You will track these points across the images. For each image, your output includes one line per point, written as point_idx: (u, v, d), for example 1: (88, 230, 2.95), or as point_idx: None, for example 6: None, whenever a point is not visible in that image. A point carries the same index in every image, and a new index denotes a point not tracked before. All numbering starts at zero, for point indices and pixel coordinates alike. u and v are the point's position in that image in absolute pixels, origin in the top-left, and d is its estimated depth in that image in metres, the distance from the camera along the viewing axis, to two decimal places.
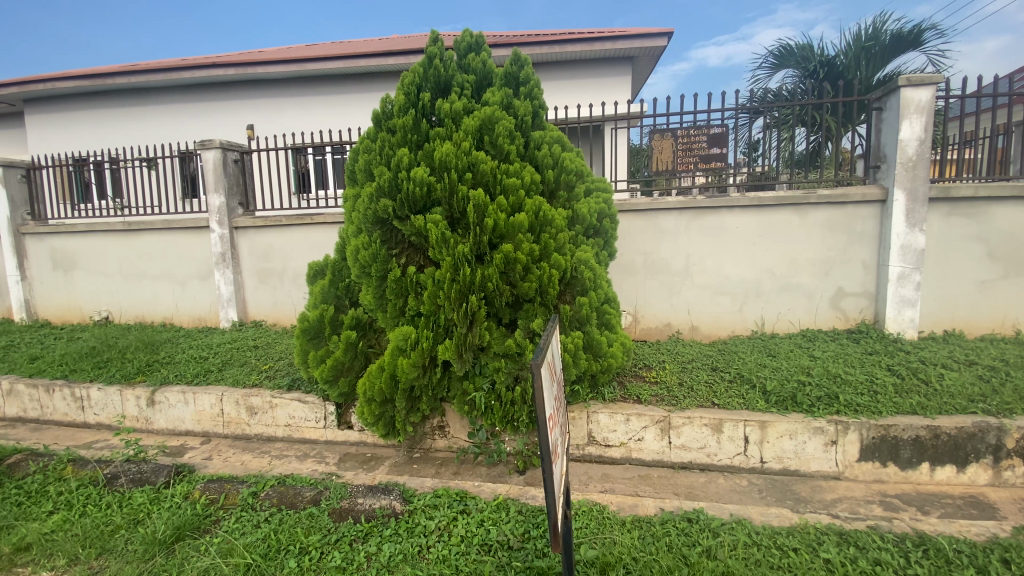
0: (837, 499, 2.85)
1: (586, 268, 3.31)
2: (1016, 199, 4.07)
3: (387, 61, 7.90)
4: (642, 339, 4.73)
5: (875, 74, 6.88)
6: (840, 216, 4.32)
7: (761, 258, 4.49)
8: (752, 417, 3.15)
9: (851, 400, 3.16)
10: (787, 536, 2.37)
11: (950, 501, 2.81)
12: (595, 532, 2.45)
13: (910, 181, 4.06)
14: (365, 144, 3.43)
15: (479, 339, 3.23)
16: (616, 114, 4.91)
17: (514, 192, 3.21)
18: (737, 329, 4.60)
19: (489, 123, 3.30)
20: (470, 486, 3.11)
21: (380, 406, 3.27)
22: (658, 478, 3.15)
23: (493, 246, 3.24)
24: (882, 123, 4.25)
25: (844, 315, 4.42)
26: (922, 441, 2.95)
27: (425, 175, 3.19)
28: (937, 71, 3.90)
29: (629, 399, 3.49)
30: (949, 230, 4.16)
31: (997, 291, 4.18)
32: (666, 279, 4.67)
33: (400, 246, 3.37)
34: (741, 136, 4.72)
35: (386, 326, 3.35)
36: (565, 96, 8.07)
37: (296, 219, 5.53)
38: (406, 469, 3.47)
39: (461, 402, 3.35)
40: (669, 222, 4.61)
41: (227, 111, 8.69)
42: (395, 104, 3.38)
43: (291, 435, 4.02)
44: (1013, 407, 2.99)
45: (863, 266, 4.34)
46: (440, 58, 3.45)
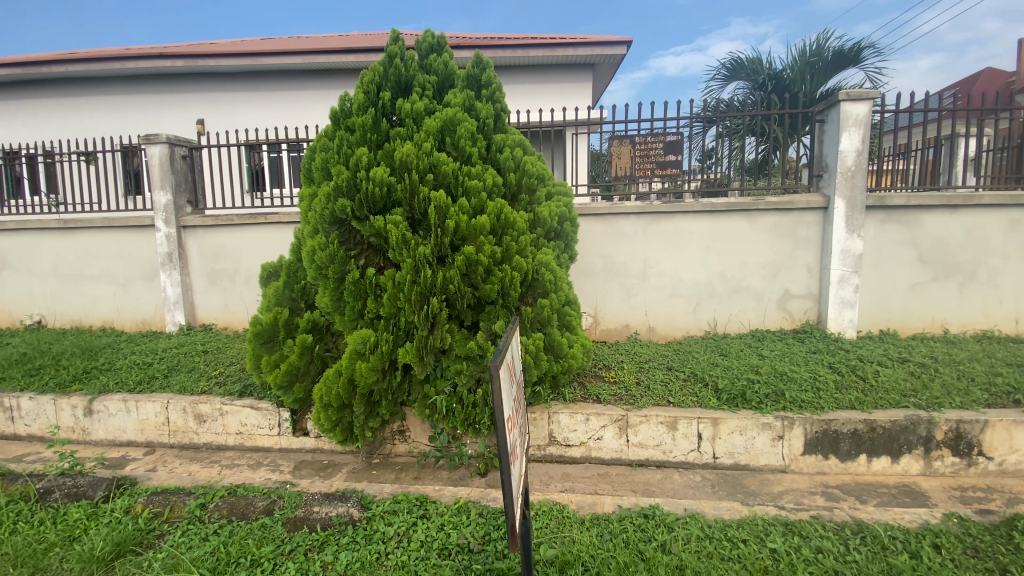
0: (784, 491, 2.99)
1: (548, 270, 3.34)
2: (944, 207, 4.38)
3: (348, 58, 7.74)
4: (601, 340, 4.83)
5: (819, 88, 7.28)
6: (786, 222, 4.54)
7: (714, 261, 4.66)
8: (705, 414, 3.27)
9: (796, 396, 3.32)
10: (737, 528, 2.46)
11: (885, 490, 3.00)
12: (555, 532, 2.48)
13: (849, 190, 4.33)
14: (322, 142, 3.35)
15: (441, 341, 3.20)
16: (577, 119, 4.99)
17: (476, 194, 3.21)
18: (692, 330, 4.76)
19: (451, 124, 3.29)
20: (430, 490, 3.07)
21: (337, 412, 3.19)
22: (616, 476, 3.21)
23: (455, 247, 3.23)
24: (824, 135, 4.51)
25: (791, 316, 4.65)
26: (860, 434, 3.13)
27: (385, 175, 3.14)
28: (873, 87, 4.17)
29: (588, 399, 3.55)
30: (884, 236, 4.45)
31: (927, 293, 4.48)
32: (624, 281, 4.78)
33: (359, 247, 3.31)
34: (695, 144, 4.89)
35: (344, 329, 3.26)
36: (527, 100, 8.13)
37: (249, 219, 5.33)
38: (365, 475, 3.40)
39: (421, 406, 3.30)
40: (627, 226, 4.72)
41: (176, 105, 8.28)
42: (354, 102, 3.32)
43: (243, 444, 3.86)
44: (941, 401, 3.22)
45: (807, 270, 4.58)
46: (401, 58, 3.43)
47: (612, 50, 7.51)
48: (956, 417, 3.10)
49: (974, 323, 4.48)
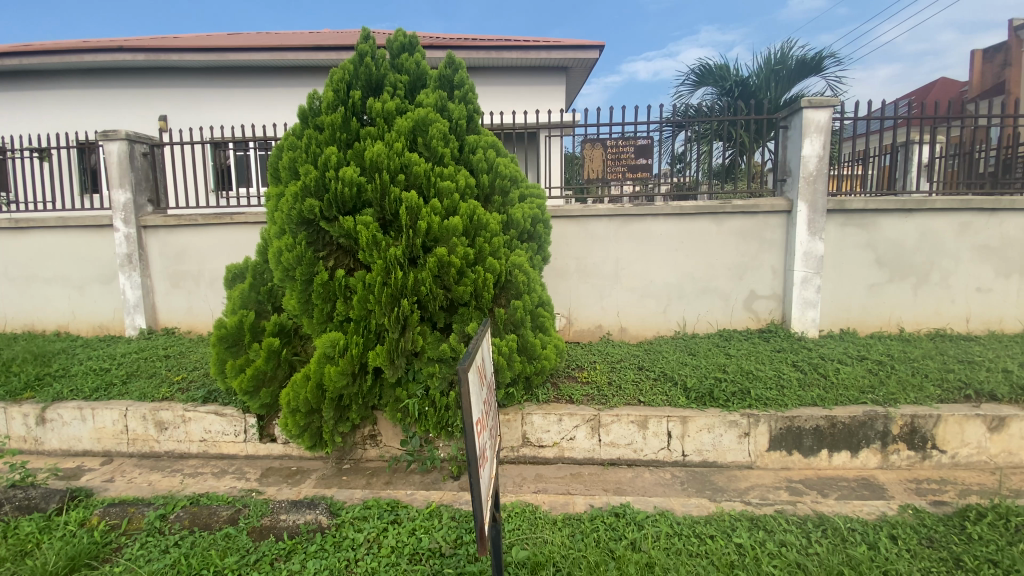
0: (750, 487, 3.06)
1: (520, 272, 3.33)
2: (899, 211, 4.58)
3: (318, 56, 7.60)
4: (575, 341, 4.86)
5: (783, 95, 7.52)
6: (752, 225, 4.67)
7: (684, 263, 4.75)
8: (675, 413, 3.33)
9: (761, 394, 3.42)
10: (705, 524, 2.51)
11: (845, 483, 3.11)
12: (527, 533, 2.48)
13: (811, 194, 4.48)
14: (290, 141, 3.28)
15: (412, 344, 3.16)
16: (550, 122, 5.03)
17: (448, 195, 3.19)
18: (662, 330, 4.84)
19: (423, 125, 3.26)
20: (402, 494, 3.03)
21: (305, 417, 3.12)
22: (588, 476, 3.23)
23: (427, 249, 3.19)
24: (788, 141, 4.66)
25: (756, 316, 4.78)
26: (821, 430, 3.24)
27: (354, 175, 3.09)
28: (834, 95, 4.33)
29: (561, 399, 3.56)
30: (844, 238, 4.62)
31: (884, 293, 4.67)
32: (596, 282, 4.83)
33: (328, 248, 3.25)
34: (665, 148, 4.99)
35: (312, 332, 3.19)
36: (501, 102, 8.13)
37: (214, 218, 5.16)
38: (335, 481, 3.33)
39: (393, 410, 3.26)
40: (600, 228, 4.77)
41: (136, 101, 7.97)
42: (323, 101, 3.26)
43: (207, 451, 3.73)
44: (897, 397, 3.36)
45: (772, 271, 4.72)
46: (371, 56, 3.38)
47: (584, 54, 7.59)
48: (911, 412, 3.24)
49: (927, 322, 4.69)
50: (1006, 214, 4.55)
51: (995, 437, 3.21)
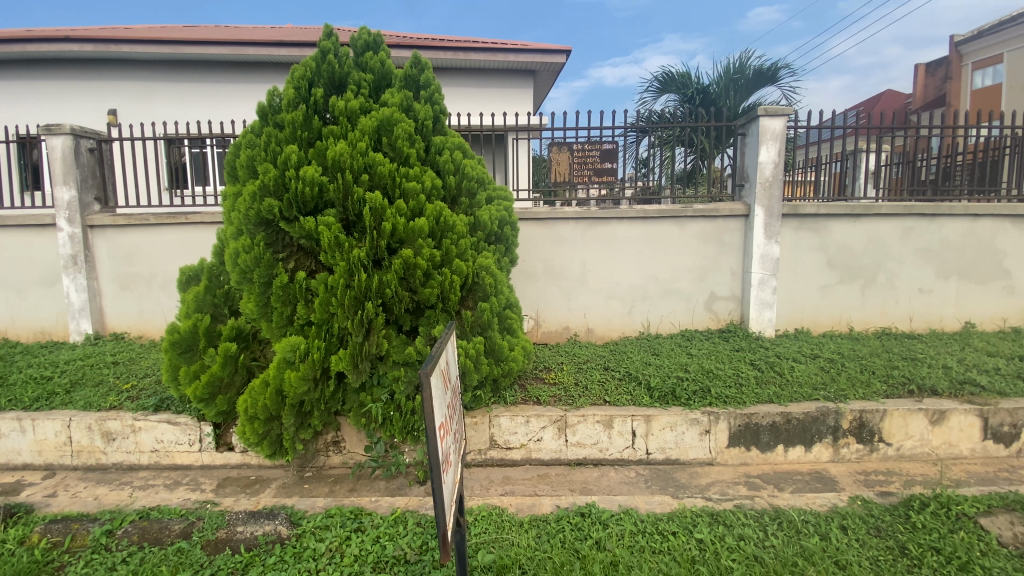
0: (711, 483, 3.15)
1: (488, 273, 3.31)
2: (848, 216, 4.81)
3: (279, 51, 7.38)
4: (543, 343, 4.88)
5: (741, 103, 7.78)
6: (712, 228, 4.81)
7: (648, 265, 4.85)
8: (639, 412, 3.38)
9: (720, 392, 3.52)
10: (668, 521, 2.56)
11: (800, 477, 3.23)
12: (494, 536, 2.46)
13: (767, 199, 4.65)
14: (248, 139, 3.19)
15: (377, 347, 3.11)
16: (517, 125, 5.04)
17: (414, 196, 3.14)
18: (627, 331, 4.92)
19: (388, 124, 3.21)
20: (366, 502, 2.96)
21: (264, 424, 3.02)
22: (555, 476, 3.25)
23: (392, 251, 3.14)
24: (746, 148, 4.82)
25: (716, 316, 4.92)
26: (777, 426, 3.36)
27: (315, 175, 3.01)
28: (787, 105, 4.51)
29: (529, 401, 3.57)
30: (798, 241, 4.82)
31: (835, 294, 4.89)
32: (563, 285, 4.87)
33: (287, 249, 3.16)
34: (630, 152, 5.08)
35: (272, 336, 3.09)
36: (468, 103, 8.10)
37: (167, 218, 4.93)
38: (296, 490, 3.22)
39: (357, 415, 3.19)
40: (566, 230, 4.81)
41: (84, 94, 7.55)
42: (284, 98, 3.17)
43: (159, 462, 3.56)
44: (847, 393, 3.52)
45: (731, 273, 4.87)
46: (334, 54, 3.31)
47: (551, 58, 7.66)
48: (860, 407, 3.39)
49: (875, 321, 4.94)
50: (945, 219, 4.84)
51: (937, 429, 3.40)
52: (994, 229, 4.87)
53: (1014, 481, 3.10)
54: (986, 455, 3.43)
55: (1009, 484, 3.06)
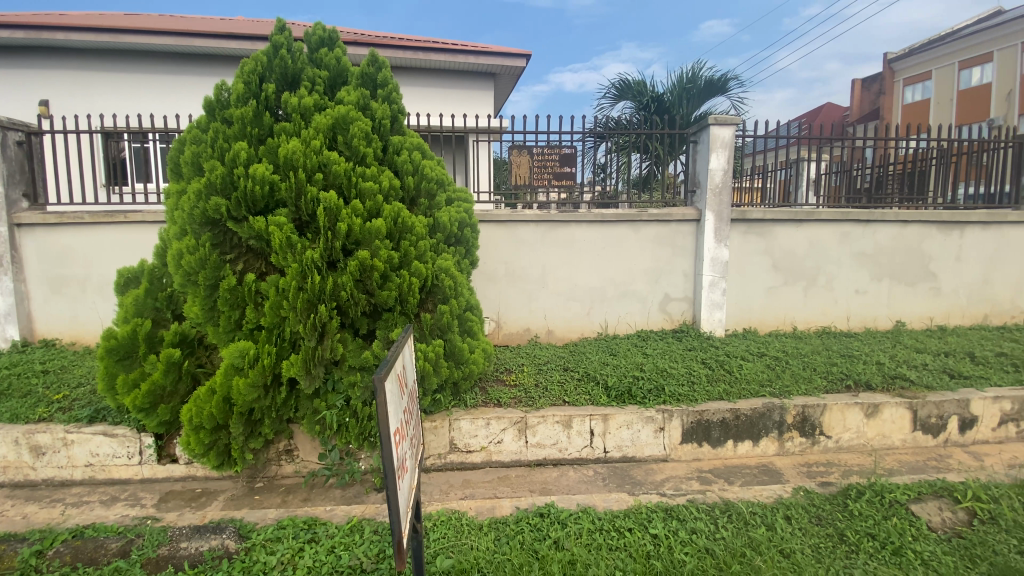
0: (665, 479, 3.24)
1: (447, 276, 3.28)
2: (791, 222, 5.07)
3: (229, 44, 7.09)
4: (504, 344, 4.90)
5: (693, 112, 8.07)
6: (666, 231, 4.96)
7: (607, 268, 4.95)
8: (596, 411, 3.44)
9: (674, 390, 3.63)
10: (624, 518, 2.61)
11: (748, 471, 3.37)
12: (453, 540, 2.44)
13: (717, 205, 4.84)
14: (193, 134, 3.05)
15: (331, 352, 3.02)
16: (478, 128, 5.05)
17: (371, 196, 3.07)
18: (586, 332, 5.00)
19: (343, 123, 3.12)
20: (320, 511, 2.87)
21: (211, 434, 2.88)
22: (515, 478, 3.26)
23: (348, 252, 3.06)
24: (697, 155, 5.00)
25: (670, 317, 5.07)
26: (727, 422, 3.49)
27: (266, 173, 2.89)
28: (736, 115, 4.71)
29: (489, 403, 3.56)
30: (746, 245, 5.04)
31: (780, 296, 5.14)
32: (524, 287, 4.89)
33: (236, 250, 3.04)
34: (589, 157, 5.17)
35: (218, 342, 2.95)
36: (429, 104, 8.03)
37: (104, 216, 4.63)
38: (246, 502, 3.08)
39: (310, 422, 3.08)
40: (527, 233, 4.84)
41: (10, 82, 6.99)
42: (233, 92, 3.05)
43: (94, 477, 3.32)
44: (791, 389, 3.70)
45: (684, 276, 5.03)
46: (287, 49, 3.22)
47: (511, 62, 7.70)
48: (803, 402, 3.57)
49: (816, 321, 5.23)
50: (878, 225, 5.18)
51: (872, 422, 3.62)
52: (921, 235, 5.25)
53: (940, 468, 3.35)
54: (916, 444, 3.69)
55: (936, 471, 3.30)
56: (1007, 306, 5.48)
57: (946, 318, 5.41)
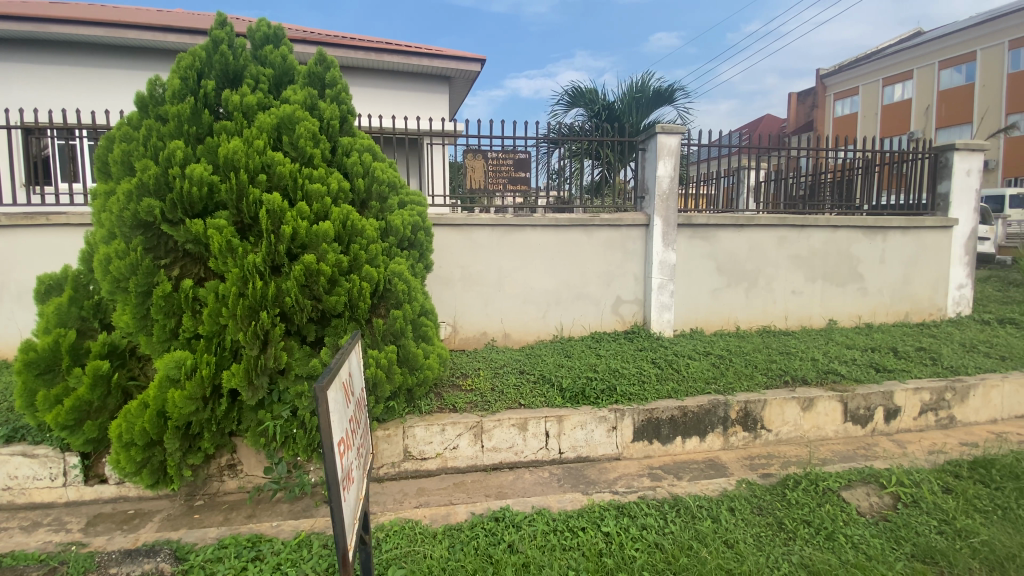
0: (618, 477, 3.31)
1: (400, 280, 3.22)
2: (733, 227, 5.31)
3: (168, 37, 6.72)
4: (460, 349, 4.87)
5: (643, 120, 8.34)
6: (617, 236, 5.09)
7: (561, 271, 5.01)
8: (551, 413, 3.48)
9: (625, 389, 3.72)
10: (577, 517, 2.64)
11: (696, 466, 3.49)
12: (405, 550, 2.39)
13: (665, 210, 5.01)
14: (123, 131, 2.87)
15: (275, 361, 2.89)
16: (432, 130, 5.01)
17: (318, 199, 2.97)
18: (542, 334, 5.05)
19: (289, 123, 3.01)
20: (265, 527, 2.74)
21: (143, 451, 2.71)
22: (471, 483, 3.23)
23: (293, 256, 2.94)
24: (646, 162, 5.16)
25: (623, 319, 5.20)
26: (676, 419, 3.61)
27: (204, 173, 2.75)
28: (681, 124, 4.90)
29: (445, 408, 3.52)
30: (692, 249, 5.24)
31: (724, 297, 5.38)
32: (480, 290, 4.88)
33: (172, 255, 2.87)
34: (543, 163, 5.24)
35: (152, 352, 2.78)
36: (381, 105, 7.91)
37: (21, 218, 4.26)
38: (184, 521, 2.90)
39: (254, 435, 2.94)
40: (483, 237, 4.84)
41: None
42: (168, 88, 2.89)
43: (13, 502, 3.04)
44: (734, 385, 3.87)
45: (634, 278, 5.17)
46: (227, 44, 3.09)
47: (466, 66, 7.70)
48: (745, 398, 3.74)
49: (757, 321, 5.50)
50: (812, 230, 5.52)
51: (808, 415, 3.84)
52: (850, 239, 5.63)
53: (868, 456, 3.60)
54: (847, 435, 3.94)
55: (865, 459, 3.54)
56: (925, 304, 5.96)
57: (873, 315, 5.82)
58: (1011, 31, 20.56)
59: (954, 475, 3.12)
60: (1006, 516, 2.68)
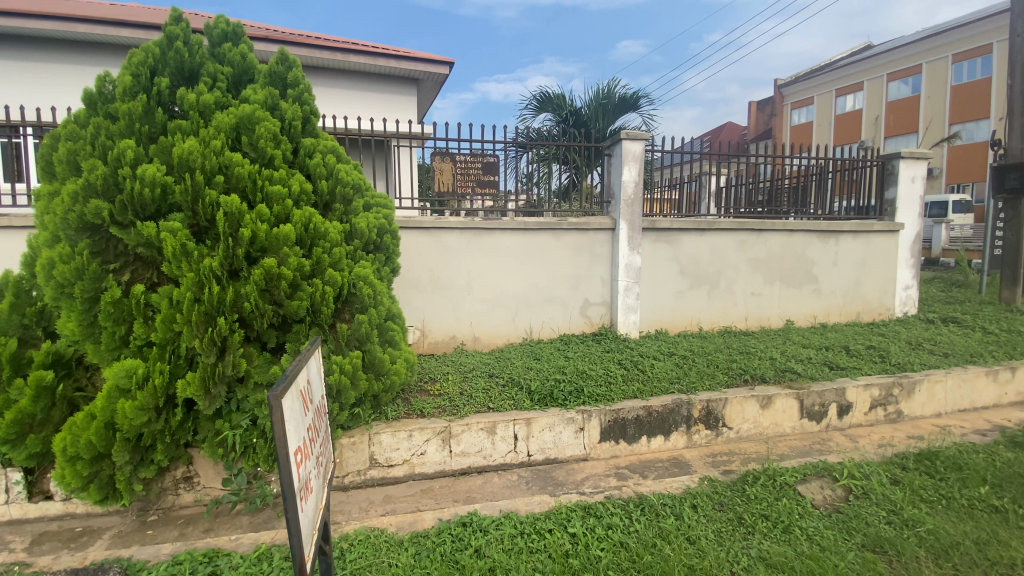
0: (585, 477, 3.34)
1: (365, 284, 3.17)
2: (696, 230, 5.46)
3: (121, 32, 6.42)
4: (429, 354, 4.83)
5: (609, 126, 8.48)
6: (585, 239, 5.15)
7: (529, 274, 5.04)
8: (520, 416, 3.48)
9: (592, 391, 3.77)
10: (544, 519, 2.66)
11: (661, 464, 3.56)
12: (370, 559, 2.35)
13: (630, 215, 5.11)
14: (69, 129, 2.74)
15: (234, 369, 2.80)
16: (399, 133, 4.96)
17: (279, 201, 2.89)
18: (511, 338, 5.06)
19: (248, 123, 2.93)
20: (224, 541, 2.65)
21: (91, 465, 2.58)
22: (438, 489, 3.21)
23: (252, 260, 2.86)
24: (612, 167, 5.25)
25: (591, 321, 5.27)
26: (641, 419, 3.68)
27: (157, 174, 2.65)
28: (645, 130, 5.01)
29: (412, 414, 3.48)
30: (656, 252, 5.35)
31: (687, 299, 5.52)
32: (449, 294, 4.86)
33: (122, 259, 2.75)
34: (512, 167, 5.26)
35: (101, 361, 2.65)
36: (348, 107, 7.80)
37: None
38: (137, 537, 2.77)
39: (212, 446, 2.83)
40: (452, 240, 4.82)
41: None
42: (118, 85, 2.77)
43: None
44: (697, 385, 3.97)
45: (602, 281, 5.25)
46: (183, 41, 2.98)
47: (434, 69, 7.67)
48: (707, 397, 3.84)
49: (719, 321, 5.67)
50: (769, 234, 5.73)
51: (767, 412, 3.97)
52: (805, 243, 5.87)
53: (823, 450, 3.75)
54: (803, 431, 4.10)
55: (820, 453, 3.69)
56: (875, 304, 6.27)
57: (827, 315, 6.08)
58: (954, 46, 21.93)
59: (901, 466, 3.29)
60: (948, 505, 2.84)
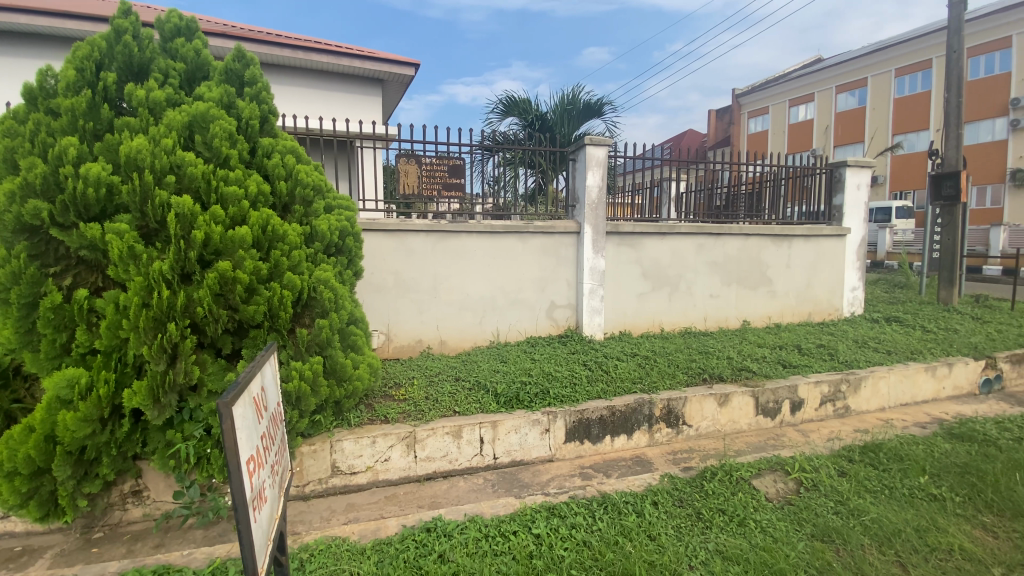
0: (551, 478, 3.37)
1: (326, 287, 3.11)
2: (657, 234, 5.60)
3: (66, 24, 6.07)
4: (394, 358, 4.77)
5: (574, 131, 8.61)
6: (550, 242, 5.20)
7: (495, 277, 5.05)
8: (485, 419, 3.48)
9: (557, 392, 3.81)
10: (509, 521, 2.67)
11: (624, 463, 3.64)
12: (331, 568, 2.30)
13: (594, 219, 5.20)
14: (6, 125, 2.58)
15: (186, 376, 2.69)
16: (363, 134, 4.89)
17: (234, 202, 2.81)
18: (478, 341, 5.06)
19: (202, 121, 2.83)
20: (175, 557, 2.54)
21: (29, 481, 2.43)
22: (403, 495, 3.17)
23: (206, 263, 2.76)
24: (576, 172, 5.34)
25: (556, 323, 5.32)
26: (605, 419, 3.74)
27: (102, 173, 2.53)
28: (608, 136, 5.12)
29: (376, 419, 3.43)
30: (619, 255, 5.46)
31: (649, 301, 5.65)
32: (414, 298, 4.81)
33: (63, 262, 2.61)
34: (478, 170, 5.27)
35: (40, 370, 2.50)
36: (310, 106, 7.63)
37: None
38: (81, 557, 2.62)
39: (162, 458, 2.70)
40: (417, 243, 4.79)
41: None
42: (61, 79, 2.64)
43: None
44: (658, 385, 4.07)
45: (567, 283, 5.31)
46: (131, 35, 2.86)
47: (399, 70, 7.60)
48: (668, 396, 3.94)
49: (680, 323, 5.82)
50: (727, 238, 5.94)
51: (725, 410, 4.11)
52: (760, 246, 6.12)
53: (777, 445, 3.91)
54: (759, 427, 4.26)
55: (774, 448, 3.84)
56: (825, 305, 6.58)
57: (781, 316, 6.35)
58: (897, 61, 23.30)
59: (848, 459, 3.47)
60: (891, 494, 3.01)
